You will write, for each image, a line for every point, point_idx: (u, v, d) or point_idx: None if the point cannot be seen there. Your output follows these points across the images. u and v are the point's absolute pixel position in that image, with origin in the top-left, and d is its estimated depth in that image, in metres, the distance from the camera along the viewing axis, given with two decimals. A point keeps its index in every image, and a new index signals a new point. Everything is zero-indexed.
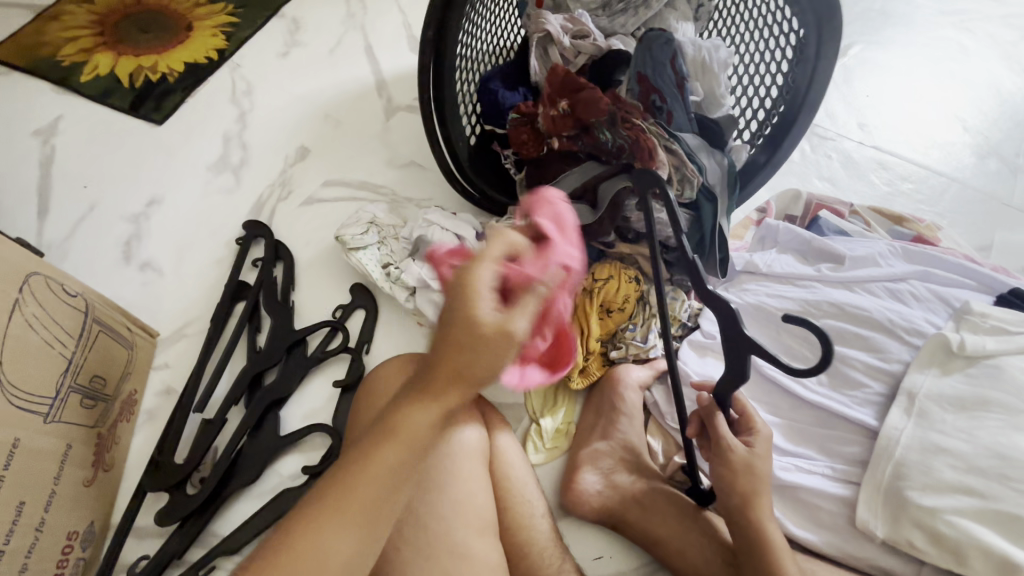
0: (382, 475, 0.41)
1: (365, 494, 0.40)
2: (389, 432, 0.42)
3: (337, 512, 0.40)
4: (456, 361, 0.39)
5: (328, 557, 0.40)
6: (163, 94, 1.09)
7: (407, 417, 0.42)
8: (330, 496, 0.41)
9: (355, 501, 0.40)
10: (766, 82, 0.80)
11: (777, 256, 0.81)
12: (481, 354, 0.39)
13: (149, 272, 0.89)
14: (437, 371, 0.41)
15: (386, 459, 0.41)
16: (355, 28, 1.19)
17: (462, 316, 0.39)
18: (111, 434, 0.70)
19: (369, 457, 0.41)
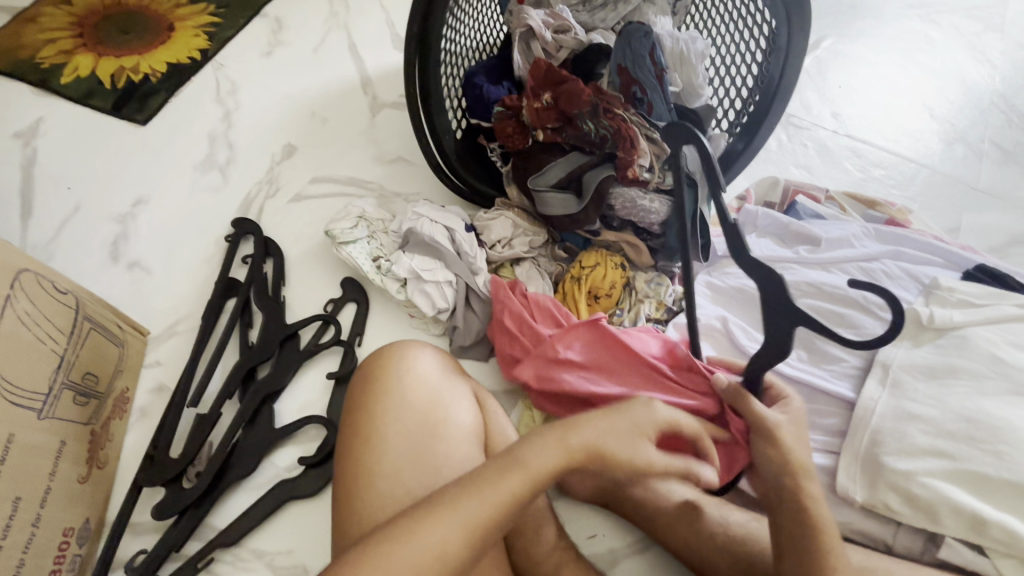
0: (505, 499, 0.46)
1: (486, 512, 0.46)
2: (516, 461, 0.48)
3: (457, 519, 0.45)
4: (610, 446, 0.51)
5: (427, 558, 0.44)
6: (146, 95, 1.09)
7: (536, 455, 0.49)
8: (453, 500, 0.46)
9: (476, 515, 0.45)
10: (741, 72, 0.83)
11: (757, 241, 0.84)
12: (635, 452, 0.51)
13: (137, 272, 0.89)
14: (585, 438, 0.50)
15: (511, 485, 0.47)
16: (338, 27, 1.20)
17: (631, 415, 0.53)
18: (104, 430, 0.71)
19: (495, 475, 0.48)
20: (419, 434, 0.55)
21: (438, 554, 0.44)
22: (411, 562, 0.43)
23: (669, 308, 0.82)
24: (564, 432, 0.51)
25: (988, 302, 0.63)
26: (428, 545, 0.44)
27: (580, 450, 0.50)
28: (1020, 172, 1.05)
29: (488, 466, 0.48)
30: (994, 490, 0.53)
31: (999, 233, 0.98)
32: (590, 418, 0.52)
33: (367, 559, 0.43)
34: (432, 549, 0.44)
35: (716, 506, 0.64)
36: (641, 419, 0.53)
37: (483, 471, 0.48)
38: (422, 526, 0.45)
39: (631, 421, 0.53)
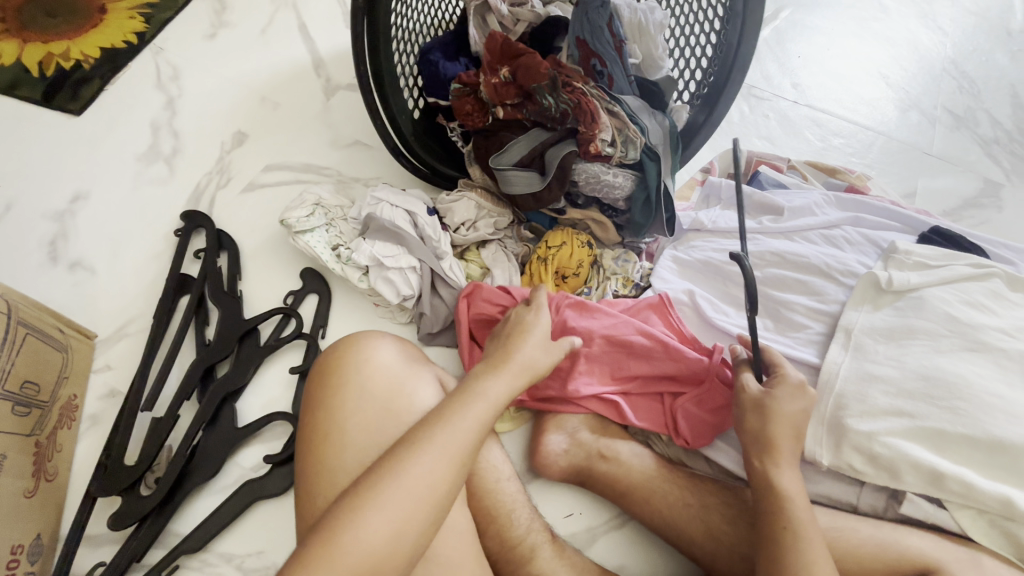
0: (473, 426, 0.49)
1: (465, 439, 0.47)
2: (473, 392, 0.51)
3: (439, 450, 0.46)
4: (526, 359, 0.57)
5: (417, 491, 0.44)
6: (79, 83, 1.02)
7: (485, 383, 0.53)
8: (425, 437, 0.47)
9: (455, 441, 0.47)
10: (700, 42, 0.82)
11: (721, 213, 0.83)
12: (545, 356, 0.60)
13: (80, 272, 0.84)
14: (511, 359, 0.57)
15: (478, 411, 0.50)
16: (285, 6, 1.14)
17: (536, 332, 0.61)
18: (50, 442, 0.67)
19: (460, 405, 0.50)
20: (383, 417, 0.54)
21: (426, 488, 0.44)
22: (402, 504, 0.43)
23: (637, 285, 0.81)
24: (497, 360, 0.56)
25: (942, 262, 0.65)
26: (413, 481, 0.44)
27: (516, 372, 0.56)
28: (970, 137, 1.07)
29: (448, 402, 0.50)
30: (950, 443, 0.54)
31: (951, 197, 1.01)
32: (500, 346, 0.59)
33: (357, 510, 0.43)
34: (418, 485, 0.44)
35: (688, 478, 0.65)
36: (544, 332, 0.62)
37: (444, 407, 0.50)
38: (404, 468, 0.45)
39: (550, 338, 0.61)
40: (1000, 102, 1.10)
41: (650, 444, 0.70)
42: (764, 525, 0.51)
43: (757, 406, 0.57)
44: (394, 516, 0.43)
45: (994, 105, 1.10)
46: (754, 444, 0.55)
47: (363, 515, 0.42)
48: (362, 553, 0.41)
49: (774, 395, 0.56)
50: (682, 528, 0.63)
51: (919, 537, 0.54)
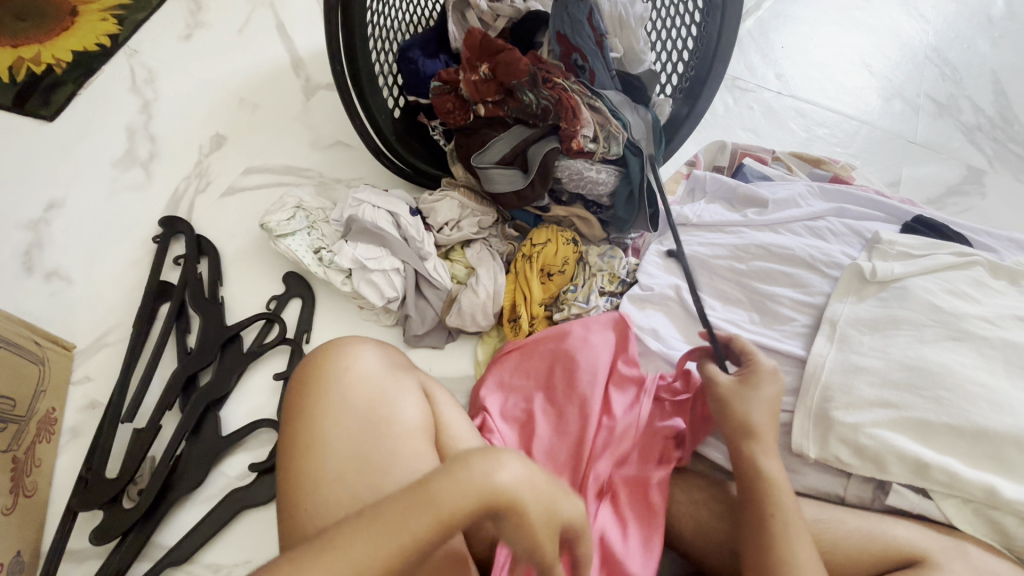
0: (398, 547, 0.39)
1: (378, 560, 0.38)
2: (416, 497, 0.40)
3: (344, 566, 0.38)
4: (508, 477, 0.42)
5: None
6: (51, 88, 1.00)
7: (443, 495, 0.41)
8: (336, 547, 0.38)
9: (363, 559, 0.38)
10: (680, 34, 0.81)
11: (706, 206, 0.82)
12: (547, 482, 0.44)
13: (56, 282, 0.82)
14: (488, 468, 0.42)
15: (411, 527, 0.39)
16: (262, 5, 1.12)
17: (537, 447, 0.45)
18: (28, 457, 0.65)
19: (398, 513, 0.40)
20: (362, 432, 0.53)
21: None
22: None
23: (623, 281, 0.80)
24: (471, 464, 0.42)
25: (926, 251, 0.65)
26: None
27: (485, 486, 0.41)
28: (953, 124, 1.08)
29: (389, 504, 0.40)
30: (935, 433, 0.54)
31: (935, 184, 1.01)
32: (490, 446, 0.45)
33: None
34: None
35: (677, 474, 0.65)
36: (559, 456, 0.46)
37: (376, 511, 0.40)
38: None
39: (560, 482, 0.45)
40: (982, 89, 1.11)
41: None
42: (750, 515, 0.52)
43: (736, 394, 0.58)
44: None
45: (976, 92, 1.10)
46: (738, 432, 0.56)
47: None
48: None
49: (752, 381, 0.58)
50: (672, 527, 0.62)
51: (907, 527, 0.54)
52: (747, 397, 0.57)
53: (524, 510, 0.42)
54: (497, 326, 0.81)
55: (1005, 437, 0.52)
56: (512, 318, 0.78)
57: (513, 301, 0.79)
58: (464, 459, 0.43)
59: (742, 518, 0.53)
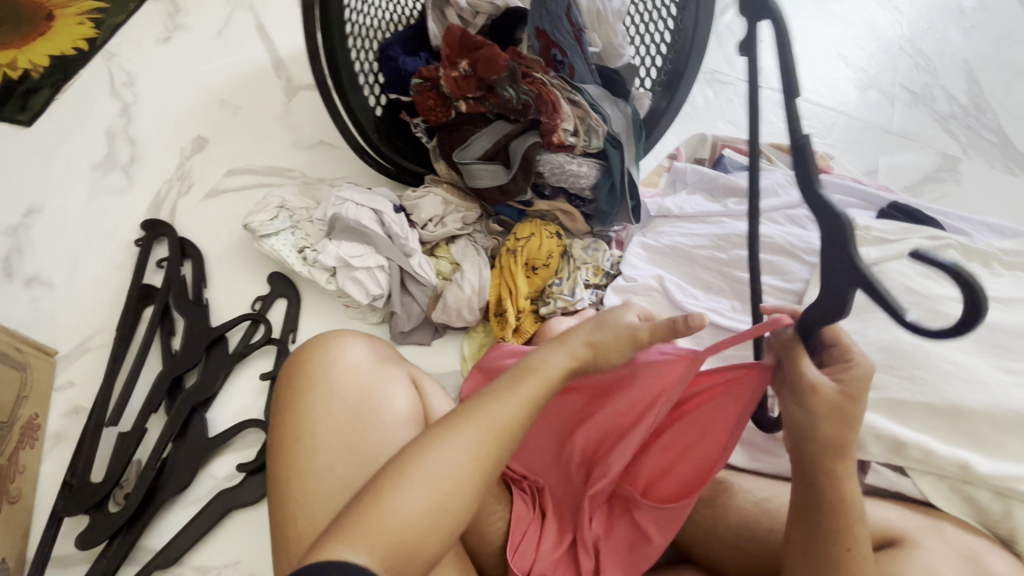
0: (537, 400, 0.43)
1: (515, 412, 0.42)
2: (527, 367, 0.45)
3: (486, 420, 0.41)
4: (599, 343, 0.47)
5: (461, 462, 0.39)
6: (28, 93, 0.99)
7: (550, 359, 0.45)
8: (475, 413, 0.41)
9: (503, 412, 0.41)
10: (659, 28, 0.82)
11: (687, 198, 0.83)
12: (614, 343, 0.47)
13: (36, 287, 0.82)
14: (576, 335, 0.47)
15: (531, 386, 0.43)
16: (242, 6, 1.11)
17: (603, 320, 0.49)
18: (11, 463, 0.65)
19: (515, 378, 0.44)
20: (352, 422, 0.53)
21: (478, 463, 0.40)
22: (439, 483, 0.39)
23: (607, 274, 0.81)
24: (562, 337, 0.48)
25: (900, 237, 0.67)
26: (469, 454, 0.40)
27: (581, 348, 0.47)
28: (928, 114, 1.10)
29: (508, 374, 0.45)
30: (912, 412, 0.56)
31: (912, 172, 1.03)
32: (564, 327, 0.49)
33: (394, 486, 0.38)
34: (474, 452, 0.40)
35: None
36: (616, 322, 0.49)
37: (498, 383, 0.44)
38: (452, 440, 0.40)
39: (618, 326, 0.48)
40: (955, 79, 1.12)
41: None
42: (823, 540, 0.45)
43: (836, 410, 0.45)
44: (432, 492, 0.38)
45: (949, 81, 1.12)
46: (829, 451, 0.45)
47: (399, 486, 0.38)
48: (399, 533, 0.37)
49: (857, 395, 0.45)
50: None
51: (886, 506, 0.55)
52: (850, 414, 0.45)
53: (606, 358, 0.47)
54: (484, 321, 0.81)
55: (979, 414, 0.53)
56: (498, 312, 0.78)
57: (499, 296, 0.79)
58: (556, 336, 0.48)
59: (803, 542, 0.46)
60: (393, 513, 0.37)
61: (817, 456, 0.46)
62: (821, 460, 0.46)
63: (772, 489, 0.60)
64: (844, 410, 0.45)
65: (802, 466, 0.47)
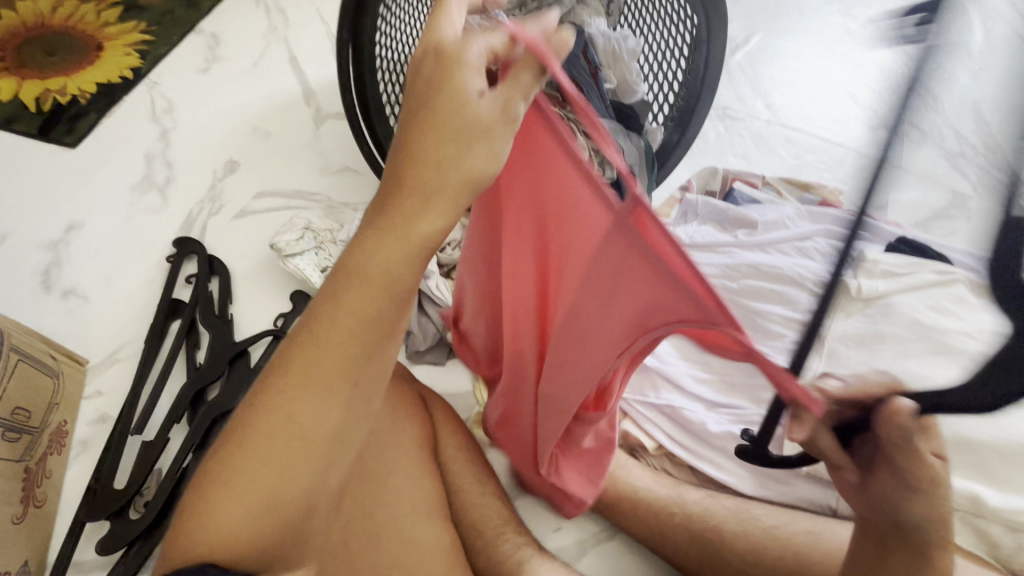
0: (346, 337, 0.44)
1: (337, 349, 0.43)
2: (349, 276, 0.44)
3: (309, 375, 0.43)
4: (444, 137, 0.42)
5: (291, 421, 0.42)
6: (75, 117, 1.05)
7: (373, 264, 0.44)
8: (289, 371, 0.43)
9: (325, 354, 0.43)
10: (671, 67, 0.88)
11: (698, 228, 0.87)
12: (463, 101, 0.42)
13: (72, 299, 0.86)
14: (425, 150, 0.43)
15: (346, 314, 0.44)
16: (277, 40, 1.18)
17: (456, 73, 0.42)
18: (40, 467, 0.67)
19: (335, 303, 0.44)
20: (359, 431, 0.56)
21: (299, 429, 0.42)
22: (277, 452, 0.42)
23: None
24: (387, 225, 0.44)
25: (909, 269, 0.65)
26: (285, 421, 0.42)
27: (458, 167, 0.42)
28: None
29: (328, 305, 0.44)
30: None
31: None
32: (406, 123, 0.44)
33: (222, 488, 0.41)
34: (290, 418, 0.42)
35: (669, 489, 0.67)
36: (481, 104, 0.42)
37: (316, 319, 0.44)
38: (270, 420, 0.42)
39: (463, 111, 0.42)
40: None
41: (638, 456, 0.74)
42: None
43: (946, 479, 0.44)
44: (270, 463, 0.41)
45: None
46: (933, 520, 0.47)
47: (237, 469, 0.41)
48: (232, 522, 0.40)
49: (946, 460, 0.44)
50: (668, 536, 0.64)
51: None
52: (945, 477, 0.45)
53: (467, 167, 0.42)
54: None
55: (990, 447, 0.53)
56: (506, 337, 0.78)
57: None
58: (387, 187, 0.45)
59: None
60: (224, 519, 0.40)
61: (925, 524, 0.47)
62: (919, 530, 0.47)
63: (781, 518, 0.61)
64: (942, 485, 0.44)
65: (897, 537, 0.48)
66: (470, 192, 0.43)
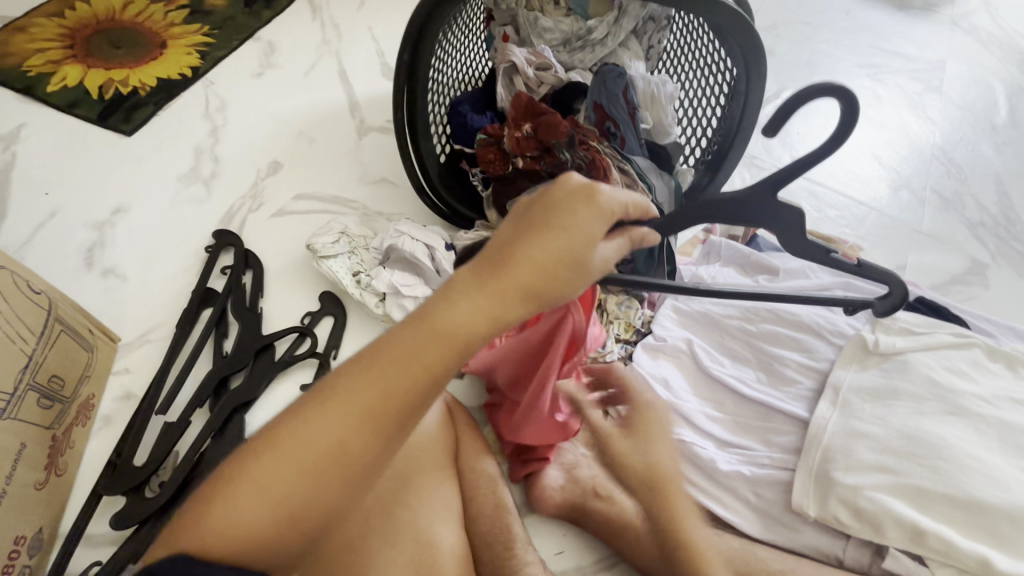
0: (404, 376, 0.43)
1: (393, 393, 0.43)
2: (429, 320, 0.44)
3: (355, 406, 0.42)
4: (549, 249, 0.44)
5: (324, 448, 0.41)
6: (133, 107, 1.10)
7: (450, 319, 0.43)
8: (343, 394, 0.43)
9: (380, 392, 0.43)
10: (708, 114, 0.90)
11: (720, 270, 0.89)
12: (562, 244, 0.44)
13: (111, 279, 0.89)
14: (522, 255, 0.44)
15: (417, 362, 0.43)
16: (330, 53, 1.25)
17: (568, 220, 0.44)
18: (65, 437, 0.69)
19: (409, 339, 0.44)
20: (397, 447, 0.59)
21: (333, 459, 0.41)
22: (299, 472, 0.41)
23: (638, 330, 0.85)
24: (487, 276, 0.44)
25: (926, 329, 0.70)
26: (319, 443, 0.41)
27: (540, 260, 0.44)
28: (958, 219, 1.16)
29: (394, 336, 0.44)
30: (933, 501, 0.57)
31: (941, 272, 1.08)
32: (517, 233, 0.45)
33: (240, 488, 0.41)
34: (325, 444, 0.41)
35: (677, 521, 0.67)
36: (578, 226, 0.44)
37: (379, 349, 0.44)
38: (306, 430, 0.42)
39: (567, 230, 0.44)
40: (985, 189, 1.21)
41: None
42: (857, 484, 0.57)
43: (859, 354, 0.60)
44: (287, 482, 0.41)
45: (980, 192, 1.20)
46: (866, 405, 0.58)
47: (256, 475, 0.41)
48: (234, 531, 0.40)
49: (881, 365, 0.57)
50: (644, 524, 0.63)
51: None
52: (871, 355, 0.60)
53: (522, 291, 0.44)
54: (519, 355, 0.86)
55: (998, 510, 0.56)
56: None
57: None
58: (485, 271, 0.44)
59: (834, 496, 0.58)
60: (235, 521, 0.40)
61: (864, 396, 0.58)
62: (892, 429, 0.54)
63: (787, 562, 0.61)
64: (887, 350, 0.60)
65: None
66: (518, 304, 0.44)
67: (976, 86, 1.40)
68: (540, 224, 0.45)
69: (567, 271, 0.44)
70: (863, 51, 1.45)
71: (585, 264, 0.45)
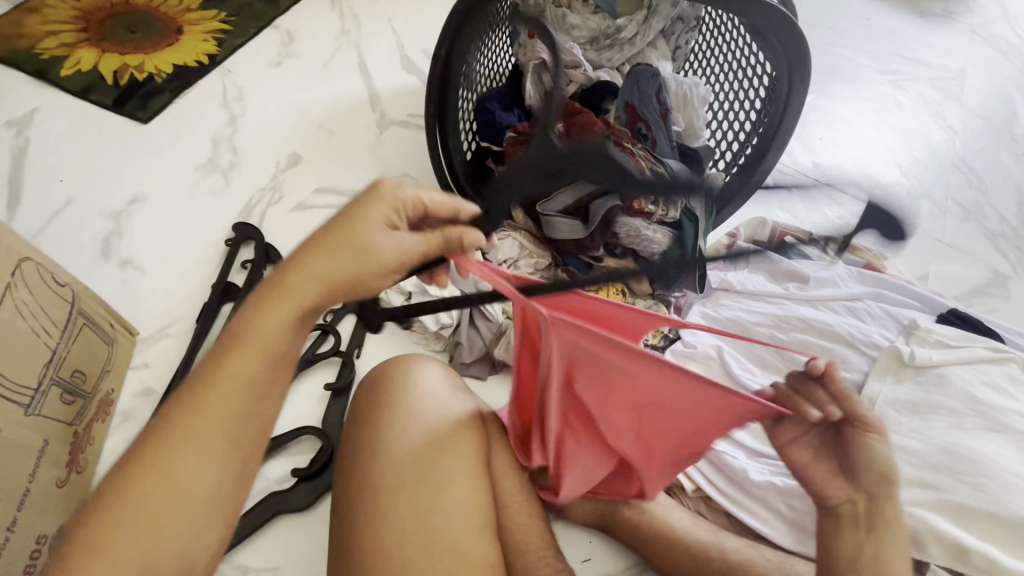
0: (231, 400, 0.45)
1: (224, 416, 0.45)
2: (245, 341, 0.46)
3: (194, 441, 0.44)
4: (342, 261, 0.46)
5: (172, 485, 0.43)
6: (149, 94, 1.08)
7: (256, 330, 0.46)
8: (177, 432, 0.44)
9: (212, 419, 0.45)
10: (740, 117, 0.89)
11: (750, 276, 0.87)
12: (355, 256, 0.46)
13: (129, 270, 0.87)
14: (313, 267, 0.46)
15: (238, 380, 0.45)
16: (349, 44, 1.22)
17: (358, 222, 0.47)
18: (86, 433, 0.67)
19: (231, 362, 0.46)
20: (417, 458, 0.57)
21: (177, 490, 0.43)
22: (154, 515, 0.43)
23: (666, 336, 0.84)
24: (279, 290, 0.46)
25: (962, 343, 0.68)
26: (166, 483, 0.43)
27: (334, 270, 0.46)
28: (978, 229, 1.15)
29: (210, 362, 0.46)
30: (975, 518, 0.57)
31: (962, 283, 1.07)
32: (302, 250, 0.47)
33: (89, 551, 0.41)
34: (168, 484, 0.43)
35: (709, 531, 0.66)
36: (376, 225, 0.47)
37: (201, 379, 0.46)
38: (152, 475, 0.43)
39: (349, 235, 0.46)
40: (1006, 200, 1.20)
41: (674, 494, 0.73)
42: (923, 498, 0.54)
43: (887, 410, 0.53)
44: (150, 528, 0.42)
45: (1001, 203, 1.20)
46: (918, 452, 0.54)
47: (116, 532, 0.42)
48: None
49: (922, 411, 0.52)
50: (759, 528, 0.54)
51: None
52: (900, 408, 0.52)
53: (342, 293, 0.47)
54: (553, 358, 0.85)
55: None
56: None
57: None
58: (269, 290, 0.47)
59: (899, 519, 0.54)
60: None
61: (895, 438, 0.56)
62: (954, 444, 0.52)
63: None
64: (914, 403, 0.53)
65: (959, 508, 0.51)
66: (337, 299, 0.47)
67: (996, 96, 1.39)
68: (318, 241, 0.47)
69: (382, 267, 0.46)
70: (884, 58, 1.44)
71: (373, 254, 0.46)
